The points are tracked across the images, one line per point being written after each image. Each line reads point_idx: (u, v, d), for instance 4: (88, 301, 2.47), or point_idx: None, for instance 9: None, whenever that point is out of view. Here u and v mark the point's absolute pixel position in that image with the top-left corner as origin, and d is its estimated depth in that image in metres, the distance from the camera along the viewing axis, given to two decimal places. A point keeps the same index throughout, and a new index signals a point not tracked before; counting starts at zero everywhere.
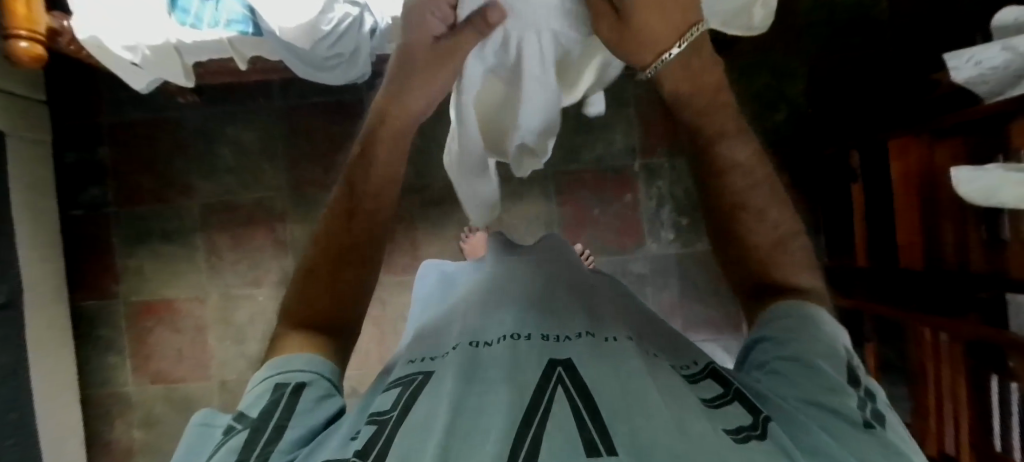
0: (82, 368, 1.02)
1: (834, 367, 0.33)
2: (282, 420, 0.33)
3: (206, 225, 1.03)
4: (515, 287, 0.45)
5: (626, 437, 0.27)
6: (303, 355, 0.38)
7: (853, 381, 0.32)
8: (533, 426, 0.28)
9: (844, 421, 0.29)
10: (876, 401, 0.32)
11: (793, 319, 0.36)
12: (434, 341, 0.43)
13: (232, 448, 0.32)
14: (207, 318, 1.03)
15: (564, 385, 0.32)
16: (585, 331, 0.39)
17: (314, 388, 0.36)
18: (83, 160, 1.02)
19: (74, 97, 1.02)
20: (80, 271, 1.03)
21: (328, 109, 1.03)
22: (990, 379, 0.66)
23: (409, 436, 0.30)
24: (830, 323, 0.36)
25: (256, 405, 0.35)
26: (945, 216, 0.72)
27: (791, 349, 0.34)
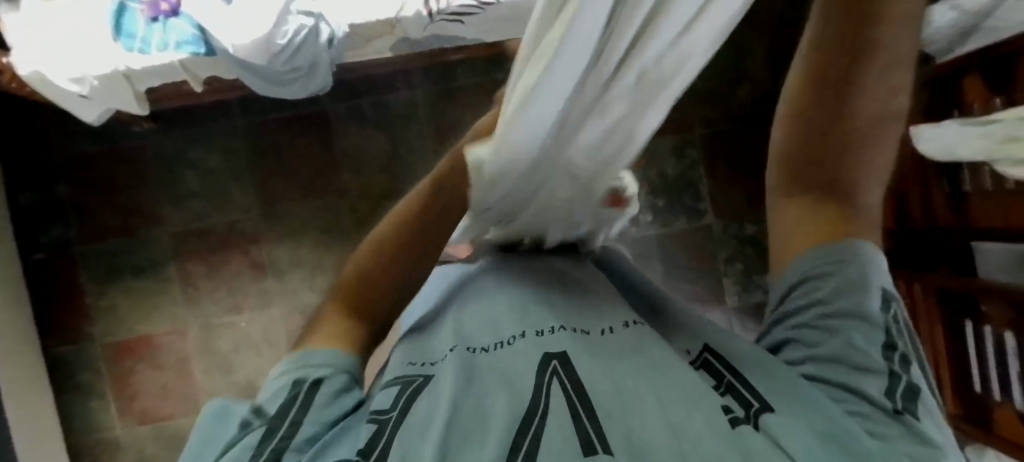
0: (63, 416, 0.99)
1: (867, 342, 0.30)
2: (297, 416, 0.31)
3: (178, 255, 1.00)
4: (507, 287, 0.44)
5: (620, 437, 0.27)
6: (324, 348, 0.36)
7: (888, 350, 0.30)
8: (532, 426, 0.28)
9: (870, 412, 0.29)
10: (911, 369, 0.30)
11: (818, 277, 0.33)
12: (434, 343, 0.41)
13: (245, 446, 0.29)
14: (189, 350, 1.00)
15: (560, 379, 0.32)
16: (575, 328, 0.38)
17: (334, 381, 0.34)
18: (40, 201, 0.98)
19: (22, 137, 0.97)
20: (49, 316, 0.99)
21: (292, 124, 1.00)
22: (965, 323, 0.69)
23: (409, 434, 0.29)
24: (869, 273, 0.32)
25: (273, 400, 0.32)
26: (909, 179, 0.76)
27: (817, 321, 0.33)
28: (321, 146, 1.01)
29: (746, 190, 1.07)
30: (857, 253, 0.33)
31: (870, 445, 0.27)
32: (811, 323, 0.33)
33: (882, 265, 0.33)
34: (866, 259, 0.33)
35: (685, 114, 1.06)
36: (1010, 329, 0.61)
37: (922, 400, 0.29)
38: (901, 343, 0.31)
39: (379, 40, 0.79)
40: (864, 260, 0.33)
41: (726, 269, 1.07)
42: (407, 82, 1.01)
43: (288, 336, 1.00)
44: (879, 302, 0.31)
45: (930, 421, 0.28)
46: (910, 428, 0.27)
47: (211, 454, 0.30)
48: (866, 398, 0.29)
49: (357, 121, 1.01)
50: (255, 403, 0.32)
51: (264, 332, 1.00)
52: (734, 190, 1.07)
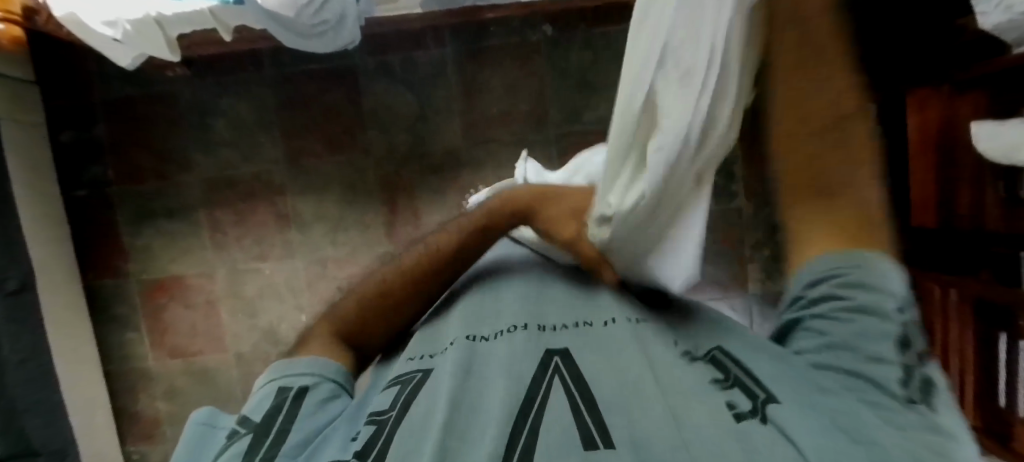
0: (102, 344, 1.06)
1: (880, 337, 0.32)
2: (284, 424, 0.33)
3: (208, 202, 1.03)
4: (509, 293, 0.45)
5: (621, 425, 0.27)
6: (310, 357, 0.40)
7: (903, 347, 0.31)
8: (530, 417, 0.28)
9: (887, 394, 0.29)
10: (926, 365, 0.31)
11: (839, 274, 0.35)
12: (435, 336, 0.42)
13: (236, 451, 0.32)
14: (217, 293, 1.04)
15: (561, 375, 0.33)
16: (581, 322, 0.40)
17: (319, 391, 0.37)
18: (79, 140, 1.02)
19: (61, 75, 1.00)
20: (89, 251, 1.04)
21: (320, 77, 0.99)
22: (999, 335, 0.66)
23: (406, 431, 0.30)
24: (881, 282, 0.33)
25: (258, 410, 0.35)
26: (964, 178, 0.70)
27: (841, 316, 0.34)
28: (348, 102, 1.00)
29: None
30: (868, 261, 0.35)
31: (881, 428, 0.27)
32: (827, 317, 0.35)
33: (903, 281, 0.33)
34: (886, 264, 0.34)
35: None
36: None
37: (934, 391, 0.29)
38: (916, 340, 0.32)
39: None
40: (878, 270, 0.34)
41: (751, 255, 1.04)
42: (437, 39, 0.98)
43: (310, 287, 1.03)
44: (898, 300, 0.33)
45: (943, 409, 0.28)
46: (923, 416, 0.27)
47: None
48: (879, 385, 0.30)
49: (385, 76, 1.00)
50: (241, 415, 0.35)
51: (288, 281, 1.04)
52: None
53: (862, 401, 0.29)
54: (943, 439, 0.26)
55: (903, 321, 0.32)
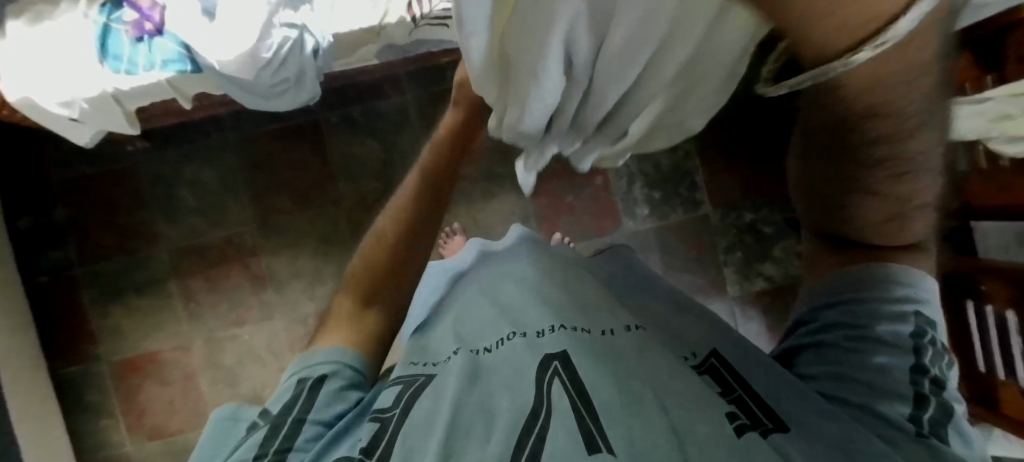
0: (74, 436, 1.00)
1: (895, 364, 0.35)
2: (300, 414, 0.36)
3: (179, 270, 1.01)
4: (510, 288, 0.44)
5: (623, 439, 0.27)
6: (326, 349, 0.41)
7: (919, 376, 0.34)
8: (536, 429, 0.28)
9: (895, 425, 0.32)
10: (940, 392, 0.34)
11: (869, 298, 0.38)
12: (434, 341, 0.42)
13: (252, 444, 0.35)
14: (195, 364, 1.01)
15: (561, 380, 0.31)
16: (580, 327, 0.37)
17: (334, 381, 0.39)
18: (39, 225, 0.99)
19: (17, 162, 0.98)
20: (54, 338, 1.00)
21: (284, 135, 1.01)
22: (966, 304, 0.69)
23: (411, 440, 0.30)
24: (898, 309, 0.37)
25: (278, 402, 0.38)
26: None
27: (854, 339, 0.38)
28: (314, 156, 1.01)
29: (741, 178, 1.06)
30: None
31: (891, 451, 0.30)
32: (844, 342, 0.38)
33: (929, 311, 0.37)
34: (908, 285, 0.36)
35: None
36: (1010, 307, 0.62)
37: (949, 423, 0.33)
38: (931, 367, 0.35)
39: (365, 48, 0.79)
40: (898, 292, 0.38)
41: (726, 259, 1.06)
42: (396, 87, 1.01)
43: (292, 346, 1.00)
44: (912, 329, 0.36)
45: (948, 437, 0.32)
46: (933, 449, 0.31)
47: (225, 451, 0.36)
48: (895, 412, 0.33)
49: (349, 128, 1.01)
50: (263, 407, 0.38)
51: (269, 342, 1.01)
52: (728, 179, 1.06)
53: (883, 425, 0.33)
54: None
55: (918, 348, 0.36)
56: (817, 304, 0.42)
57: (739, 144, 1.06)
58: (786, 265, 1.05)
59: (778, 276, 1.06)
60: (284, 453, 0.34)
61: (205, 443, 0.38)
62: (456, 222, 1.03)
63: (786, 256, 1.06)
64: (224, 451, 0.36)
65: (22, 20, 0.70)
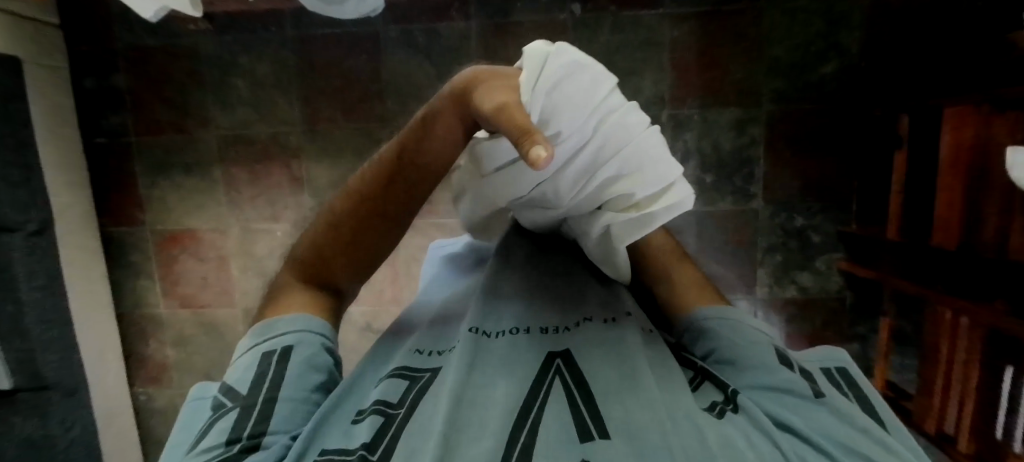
0: (116, 290, 1.09)
1: (773, 354, 0.39)
2: (271, 393, 0.36)
3: (224, 157, 1.04)
4: (509, 275, 0.46)
5: (618, 420, 0.31)
6: (288, 316, 0.41)
7: (788, 364, 0.39)
8: (530, 417, 0.31)
9: (805, 397, 0.35)
10: (810, 376, 0.39)
11: (731, 320, 0.43)
12: (444, 333, 0.44)
13: (226, 426, 0.34)
14: (228, 248, 1.06)
15: (562, 376, 0.35)
16: (583, 319, 0.42)
17: (302, 349, 0.39)
18: (101, 87, 1.02)
19: (85, 20, 1.00)
20: (106, 198, 1.07)
21: (343, 42, 0.98)
22: (1006, 369, 0.65)
23: (417, 431, 0.32)
24: (754, 322, 0.43)
25: (245, 380, 0.37)
26: (992, 198, 0.67)
27: (737, 350, 0.40)
28: (369, 68, 0.99)
29: (805, 180, 0.99)
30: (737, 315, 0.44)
31: (811, 429, 0.33)
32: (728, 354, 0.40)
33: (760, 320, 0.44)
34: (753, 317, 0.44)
35: (757, 86, 0.97)
36: None
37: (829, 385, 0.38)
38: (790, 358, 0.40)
39: None
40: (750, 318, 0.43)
41: (763, 259, 1.02)
42: (462, 12, 0.96)
43: None
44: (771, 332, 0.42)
45: (837, 398, 0.36)
46: (831, 408, 0.35)
47: (195, 433, 0.36)
48: (793, 391, 0.36)
49: (407, 47, 0.98)
50: (226, 385, 0.37)
51: None
52: (791, 178, 0.99)
53: (791, 408, 0.35)
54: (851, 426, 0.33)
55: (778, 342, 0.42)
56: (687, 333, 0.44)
57: (812, 143, 0.98)
58: (826, 278, 1.01)
59: (813, 288, 1.02)
60: (260, 430, 0.34)
61: (173, 429, 0.38)
62: None
63: (828, 270, 1.01)
64: (195, 432, 0.36)
65: None
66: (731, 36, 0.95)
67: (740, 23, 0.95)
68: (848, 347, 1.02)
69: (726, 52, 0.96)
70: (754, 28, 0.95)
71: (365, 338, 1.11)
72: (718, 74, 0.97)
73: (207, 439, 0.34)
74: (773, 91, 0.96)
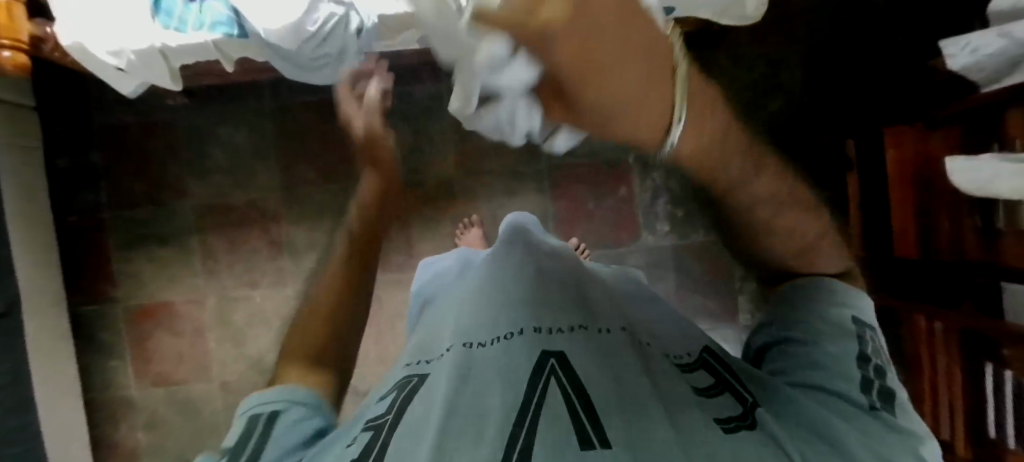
0: (84, 373, 1.04)
1: (841, 354, 0.37)
2: (258, 443, 0.39)
3: (202, 226, 1.03)
4: (499, 288, 0.47)
5: (619, 432, 0.29)
6: (280, 387, 0.44)
7: (863, 362, 0.37)
8: (527, 421, 0.30)
9: (852, 405, 0.34)
10: (885, 378, 0.36)
11: (822, 297, 0.41)
12: (433, 343, 0.46)
13: None
14: (205, 319, 1.03)
15: (557, 376, 0.34)
16: (578, 325, 0.42)
17: (289, 414, 0.41)
18: (76, 165, 1.03)
19: (63, 102, 1.01)
20: (77, 276, 1.04)
21: (320, 108, 1.02)
22: (985, 365, 0.66)
23: (407, 436, 0.32)
24: (846, 307, 0.40)
25: (235, 438, 0.40)
26: (941, 207, 0.71)
27: (811, 339, 0.39)
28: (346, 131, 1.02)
29: None
30: (850, 298, 0.41)
31: (851, 431, 0.32)
32: (800, 336, 0.40)
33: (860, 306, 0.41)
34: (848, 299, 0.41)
35: None
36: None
37: (895, 403, 0.35)
38: (874, 356, 0.38)
39: (407, 32, 0.80)
40: (847, 302, 0.40)
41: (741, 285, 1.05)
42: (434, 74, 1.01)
43: None
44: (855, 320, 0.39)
45: (900, 414, 0.34)
46: (884, 422, 0.33)
47: None
48: (847, 397, 0.35)
49: None
50: (219, 449, 0.39)
51: (278, 309, 1.03)
52: None
53: (835, 409, 0.34)
54: (897, 440, 0.32)
55: (865, 336, 0.39)
56: (772, 308, 0.44)
57: None
58: None
59: None
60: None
61: None
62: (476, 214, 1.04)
63: None
64: None
65: None
66: None
67: None
68: None
69: None
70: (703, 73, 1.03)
71: (351, 404, 1.07)
72: None
73: None
74: None
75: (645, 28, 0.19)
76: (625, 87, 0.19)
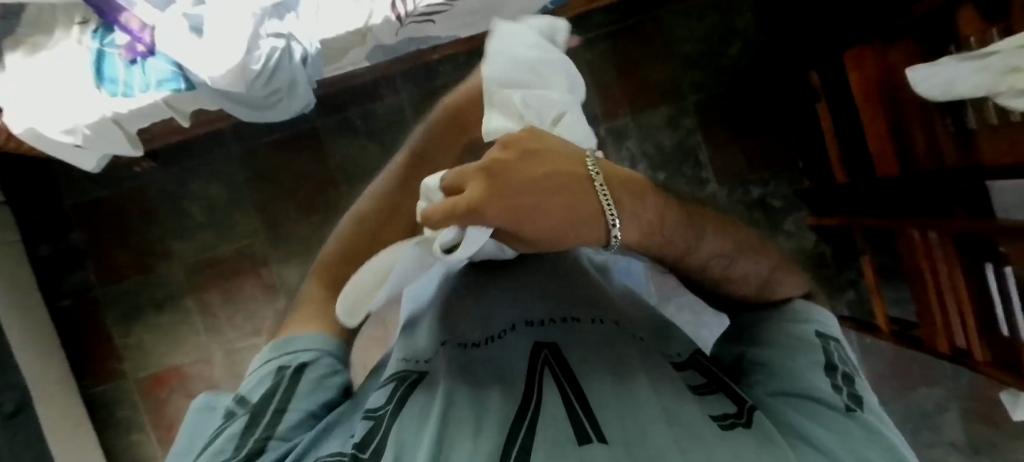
0: (108, 451, 1.04)
1: (810, 361, 0.34)
2: (282, 402, 0.33)
3: (194, 284, 1.03)
4: (464, 299, 0.43)
5: (615, 427, 0.28)
6: (308, 335, 0.38)
7: (831, 371, 0.33)
8: (526, 420, 0.29)
9: (830, 407, 0.31)
10: (854, 385, 0.33)
11: (782, 321, 0.38)
12: (421, 338, 0.42)
13: (232, 434, 0.31)
14: (216, 375, 1.03)
15: (553, 369, 0.33)
16: (570, 316, 0.40)
17: (316, 368, 0.36)
18: (58, 250, 1.02)
19: (32, 191, 1.01)
20: (83, 358, 1.04)
21: (285, 144, 1.02)
22: (987, 266, 0.66)
23: (404, 435, 0.30)
24: (807, 322, 0.37)
25: (256, 390, 0.34)
26: (912, 118, 0.71)
27: (774, 353, 0.36)
28: (316, 162, 1.02)
29: (747, 152, 1.04)
30: (813, 313, 0.39)
31: (834, 437, 0.28)
32: (763, 353, 0.36)
33: (828, 323, 0.38)
34: (810, 314, 0.38)
35: (676, 82, 1.04)
36: None
37: (867, 404, 0.32)
38: (841, 366, 0.34)
39: (355, 51, 0.79)
40: (808, 317, 0.38)
41: None
42: (391, 88, 1.01)
43: None
44: (816, 331, 0.36)
45: (876, 417, 0.30)
46: (862, 423, 0.29)
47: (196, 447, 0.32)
48: (821, 401, 0.31)
49: (347, 133, 1.02)
50: (238, 394, 0.34)
51: None
52: (734, 153, 1.04)
53: (809, 417, 0.30)
54: (878, 446, 0.28)
55: (833, 347, 0.36)
56: (737, 329, 0.41)
57: (742, 117, 1.04)
58: (800, 238, 1.03)
59: (792, 250, 1.04)
60: (263, 444, 0.30)
61: (178, 445, 0.34)
62: None
63: (799, 229, 1.04)
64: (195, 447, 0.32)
65: (19, 53, 0.73)
66: (639, 44, 1.03)
67: (644, 32, 1.03)
68: (843, 297, 1.03)
69: (638, 61, 1.04)
70: (655, 35, 1.03)
71: None
72: (639, 81, 1.04)
73: (211, 448, 0.30)
74: (691, 83, 1.04)
75: (564, 165, 0.27)
76: (546, 196, 0.25)
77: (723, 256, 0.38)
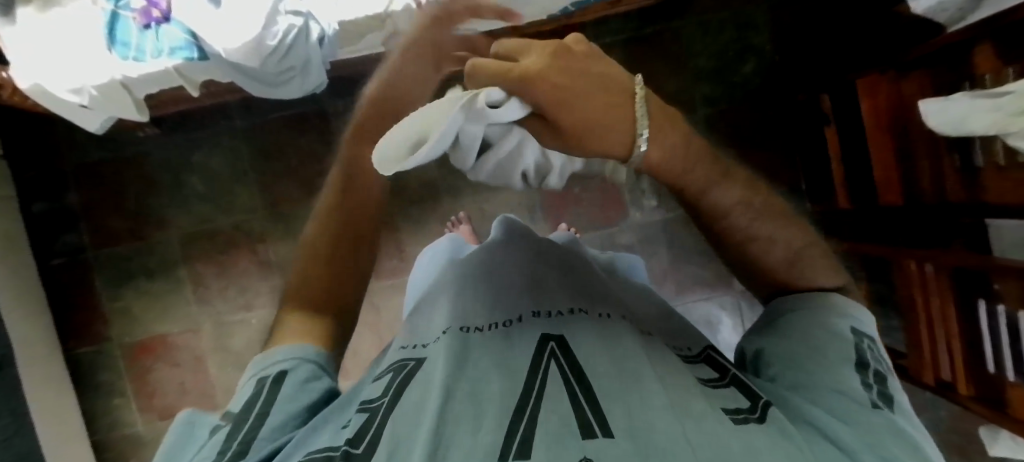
0: (88, 415, 1.03)
1: (840, 357, 0.34)
2: (263, 407, 0.33)
3: (188, 255, 1.02)
4: (486, 284, 0.44)
5: (621, 419, 0.28)
6: (287, 346, 0.38)
7: (862, 369, 0.33)
8: (529, 410, 0.29)
9: (856, 401, 0.31)
10: (885, 382, 0.33)
11: (816, 313, 0.38)
12: (427, 327, 0.43)
13: (216, 442, 0.31)
14: (204, 348, 1.02)
15: (558, 360, 0.34)
16: (577, 308, 0.40)
17: (297, 374, 0.36)
18: (53, 209, 1.01)
19: (31, 147, 1.00)
20: (69, 320, 1.03)
21: (292, 123, 1.01)
22: (979, 303, 0.67)
23: (402, 422, 0.30)
24: (840, 317, 0.37)
25: (238, 401, 0.34)
26: (919, 148, 0.72)
27: (804, 347, 0.36)
28: (322, 143, 1.01)
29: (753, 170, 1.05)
30: (848, 308, 0.38)
31: (855, 433, 0.29)
32: (790, 347, 0.36)
33: (862, 318, 0.38)
34: (846, 309, 0.38)
35: (688, 94, 1.04)
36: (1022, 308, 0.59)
37: (896, 402, 0.32)
38: (873, 363, 0.34)
39: (370, 36, 0.79)
40: (842, 311, 0.38)
41: None
42: None
43: None
44: (850, 327, 0.36)
45: (903, 416, 0.31)
46: (888, 420, 0.30)
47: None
48: (846, 394, 0.31)
49: None
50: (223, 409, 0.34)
51: None
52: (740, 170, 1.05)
53: (833, 412, 0.30)
54: (904, 444, 0.28)
55: (864, 343, 0.36)
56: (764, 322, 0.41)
57: (751, 135, 1.05)
58: None
59: None
60: (247, 445, 0.31)
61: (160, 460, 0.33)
62: (463, 211, 1.04)
63: None
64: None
65: (30, 7, 0.72)
66: (656, 52, 1.03)
67: (662, 40, 1.03)
68: None
69: (653, 70, 1.04)
70: (673, 45, 1.03)
71: None
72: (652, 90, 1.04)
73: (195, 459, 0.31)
74: (703, 97, 1.04)
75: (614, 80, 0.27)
76: (590, 91, 0.25)
77: (742, 204, 0.40)
